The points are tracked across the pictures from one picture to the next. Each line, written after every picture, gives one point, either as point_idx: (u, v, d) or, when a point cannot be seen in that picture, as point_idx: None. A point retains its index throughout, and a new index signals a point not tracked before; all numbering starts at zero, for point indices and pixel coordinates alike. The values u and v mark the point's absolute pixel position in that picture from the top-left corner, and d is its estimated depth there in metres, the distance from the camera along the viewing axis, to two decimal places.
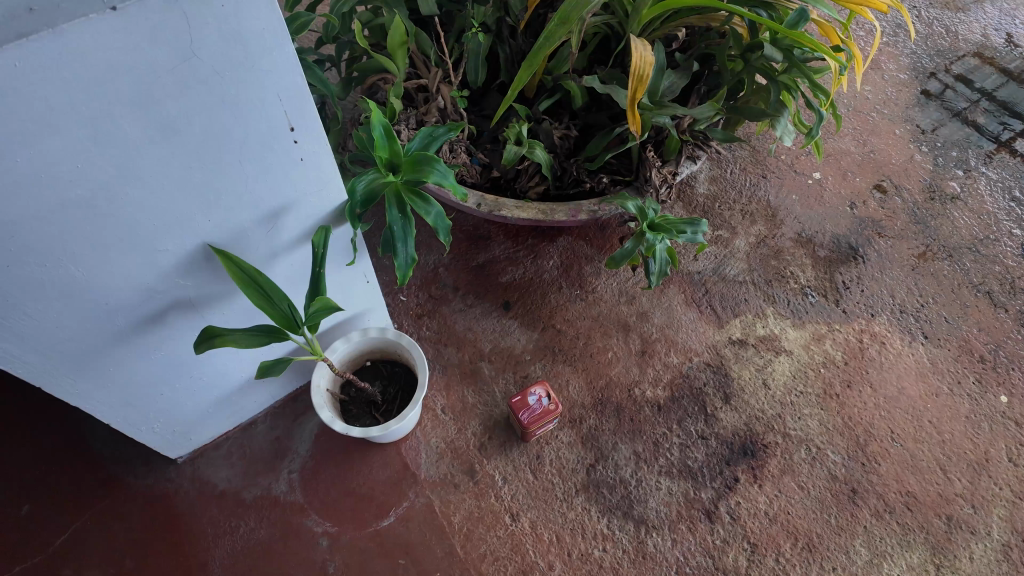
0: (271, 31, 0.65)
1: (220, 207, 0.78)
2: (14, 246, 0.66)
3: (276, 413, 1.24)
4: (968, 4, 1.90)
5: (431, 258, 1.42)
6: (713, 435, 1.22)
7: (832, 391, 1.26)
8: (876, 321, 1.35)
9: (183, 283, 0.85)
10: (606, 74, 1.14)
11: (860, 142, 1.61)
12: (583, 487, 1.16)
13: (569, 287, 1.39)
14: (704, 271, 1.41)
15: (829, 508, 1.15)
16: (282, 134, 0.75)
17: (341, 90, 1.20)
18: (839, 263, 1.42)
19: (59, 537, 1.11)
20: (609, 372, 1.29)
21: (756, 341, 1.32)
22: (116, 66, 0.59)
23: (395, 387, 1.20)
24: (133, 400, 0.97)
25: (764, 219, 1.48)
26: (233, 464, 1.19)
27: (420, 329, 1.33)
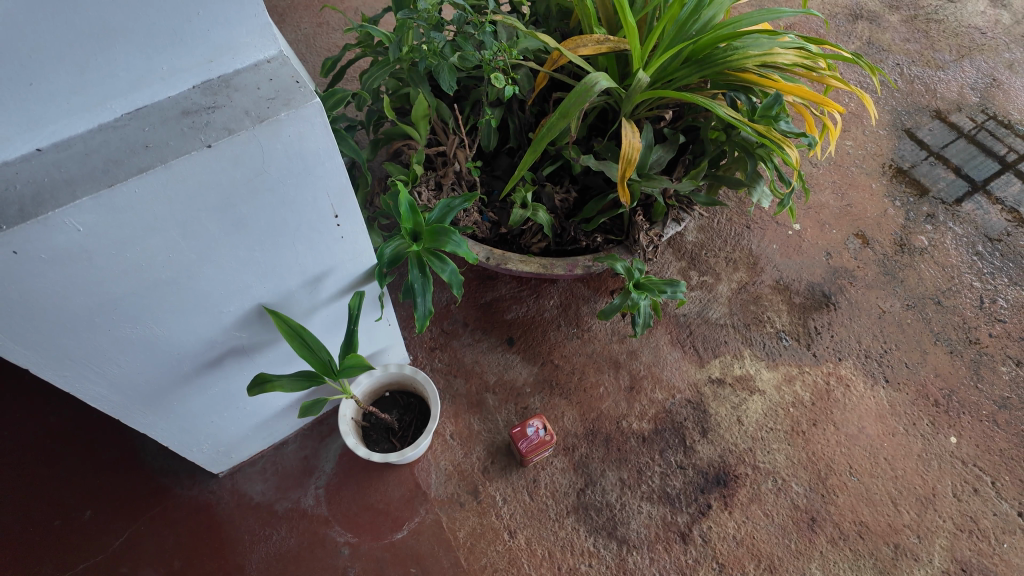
0: (325, 149, 0.81)
1: (274, 276, 0.95)
2: (115, 314, 0.83)
3: (304, 434, 1.41)
4: (948, 63, 2.04)
5: (444, 296, 1.58)
6: (690, 464, 1.37)
7: (799, 428, 1.41)
8: (843, 365, 1.50)
9: (239, 334, 1.02)
10: (602, 148, 1.29)
11: (838, 195, 1.76)
12: (573, 509, 1.32)
13: (567, 325, 1.55)
14: (689, 314, 1.57)
15: (790, 534, 1.30)
16: (328, 220, 0.92)
17: (370, 153, 1.36)
18: (812, 310, 1.57)
19: (117, 540, 1.28)
20: (600, 405, 1.45)
21: (733, 380, 1.48)
22: (206, 184, 0.75)
23: (410, 416, 1.36)
24: (188, 426, 1.14)
25: (746, 267, 1.63)
26: (266, 479, 1.35)
27: (433, 361, 1.49)
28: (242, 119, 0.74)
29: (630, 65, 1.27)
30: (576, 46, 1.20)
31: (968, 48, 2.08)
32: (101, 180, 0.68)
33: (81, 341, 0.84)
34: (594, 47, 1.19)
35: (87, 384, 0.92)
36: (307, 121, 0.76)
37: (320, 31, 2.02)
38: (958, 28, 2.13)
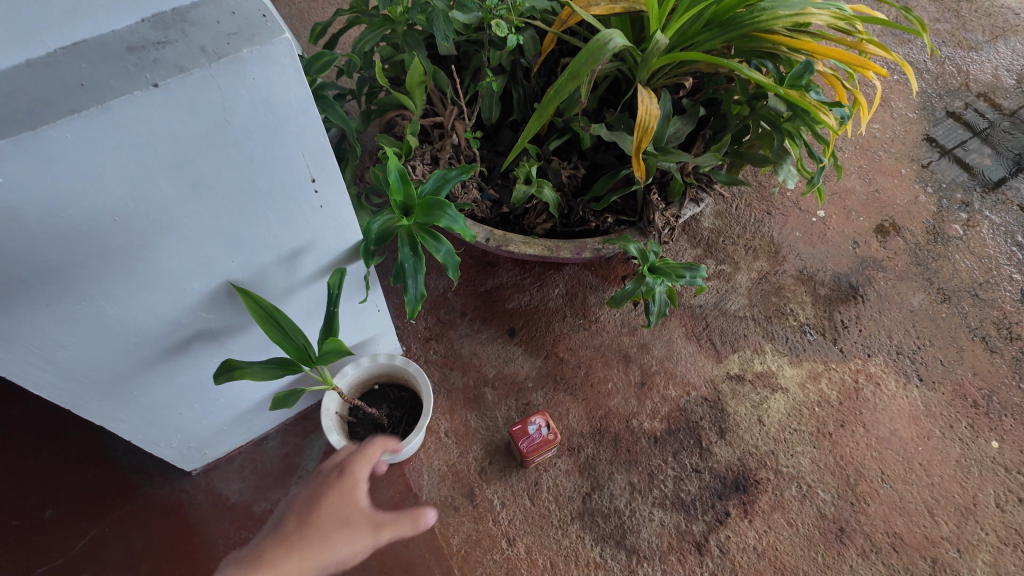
0: (299, 98, 0.70)
1: (243, 249, 0.84)
2: (56, 287, 0.72)
3: (287, 430, 1.29)
4: (981, 44, 1.92)
5: (440, 283, 1.47)
6: (707, 468, 1.25)
7: (826, 430, 1.30)
8: (872, 361, 1.38)
9: (206, 316, 0.90)
10: (614, 119, 1.18)
11: (865, 181, 1.64)
12: (578, 515, 1.21)
13: (572, 315, 1.44)
14: (705, 305, 1.45)
15: (816, 545, 1.18)
16: (305, 185, 0.81)
17: (361, 123, 1.25)
18: (838, 302, 1.46)
19: (80, 542, 1.17)
20: (608, 402, 1.33)
21: (753, 377, 1.36)
22: (156, 134, 0.64)
23: (401, 411, 1.23)
24: (153, 419, 1.03)
25: (767, 256, 1.52)
26: (244, 478, 1.24)
27: (428, 352, 1.39)
28: (197, 56, 0.62)
29: (646, 29, 1.16)
30: (588, 4, 1.08)
31: (1002, 28, 1.96)
32: (24, 123, 0.57)
33: (15, 318, 0.73)
34: (608, 6, 1.08)
35: (30, 369, 0.81)
36: (275, 63, 0.65)
37: (314, 4, 1.90)
38: (991, 7, 2.00)
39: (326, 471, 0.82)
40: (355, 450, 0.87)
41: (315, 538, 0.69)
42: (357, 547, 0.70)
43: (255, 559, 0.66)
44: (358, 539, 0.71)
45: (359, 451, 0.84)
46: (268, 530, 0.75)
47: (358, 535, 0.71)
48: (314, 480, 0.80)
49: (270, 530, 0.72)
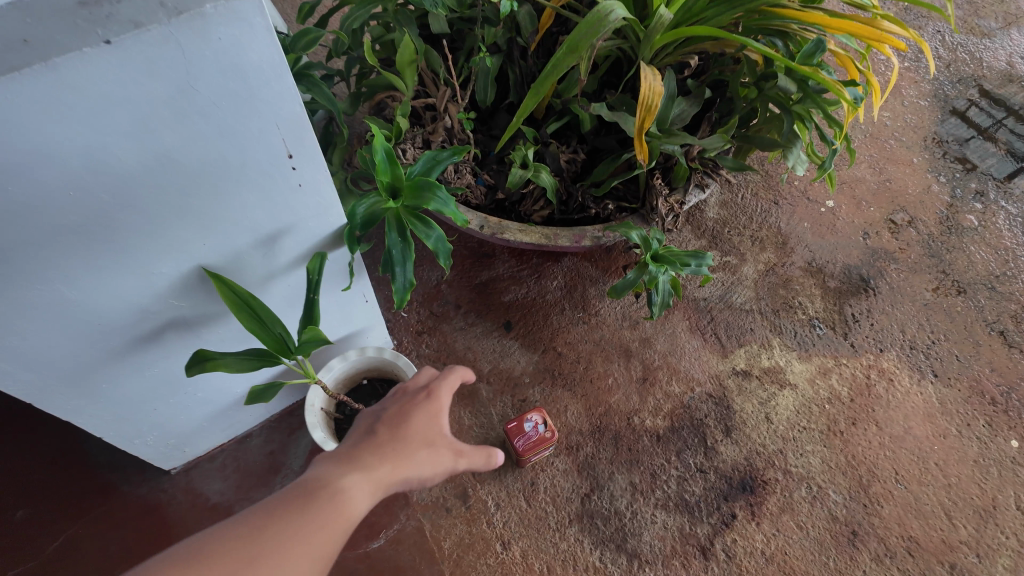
0: (271, 63, 0.65)
1: (216, 231, 0.78)
2: (7, 268, 0.66)
3: (271, 427, 1.23)
4: (994, 30, 1.85)
5: (434, 274, 1.41)
6: (712, 468, 1.19)
7: (837, 428, 1.23)
8: (885, 357, 1.32)
9: (178, 303, 0.84)
10: (616, 100, 1.12)
11: (876, 170, 1.58)
12: (577, 517, 1.15)
13: (571, 308, 1.38)
14: (710, 298, 1.39)
15: (827, 550, 1.12)
16: (281, 161, 0.75)
17: (349, 105, 1.19)
18: (849, 295, 1.40)
19: (51, 545, 1.11)
20: (609, 399, 1.27)
21: (760, 373, 1.30)
22: (111, 98, 0.58)
23: None
24: (126, 414, 0.97)
25: (774, 247, 1.46)
26: (226, 477, 1.18)
27: (420, 346, 1.33)
28: (157, 11, 0.55)
29: (648, 5, 1.10)
30: None
31: (1015, 15, 1.89)
32: None
33: None
34: None
35: None
36: (243, 21, 0.59)
37: None
38: None
39: (410, 388, 0.90)
40: (435, 371, 0.94)
41: (407, 454, 0.77)
42: (438, 466, 0.79)
43: (355, 460, 0.74)
44: (440, 462, 0.80)
45: (443, 374, 0.91)
46: (357, 429, 0.83)
47: (442, 458, 0.80)
48: (401, 393, 0.88)
49: (364, 433, 0.79)
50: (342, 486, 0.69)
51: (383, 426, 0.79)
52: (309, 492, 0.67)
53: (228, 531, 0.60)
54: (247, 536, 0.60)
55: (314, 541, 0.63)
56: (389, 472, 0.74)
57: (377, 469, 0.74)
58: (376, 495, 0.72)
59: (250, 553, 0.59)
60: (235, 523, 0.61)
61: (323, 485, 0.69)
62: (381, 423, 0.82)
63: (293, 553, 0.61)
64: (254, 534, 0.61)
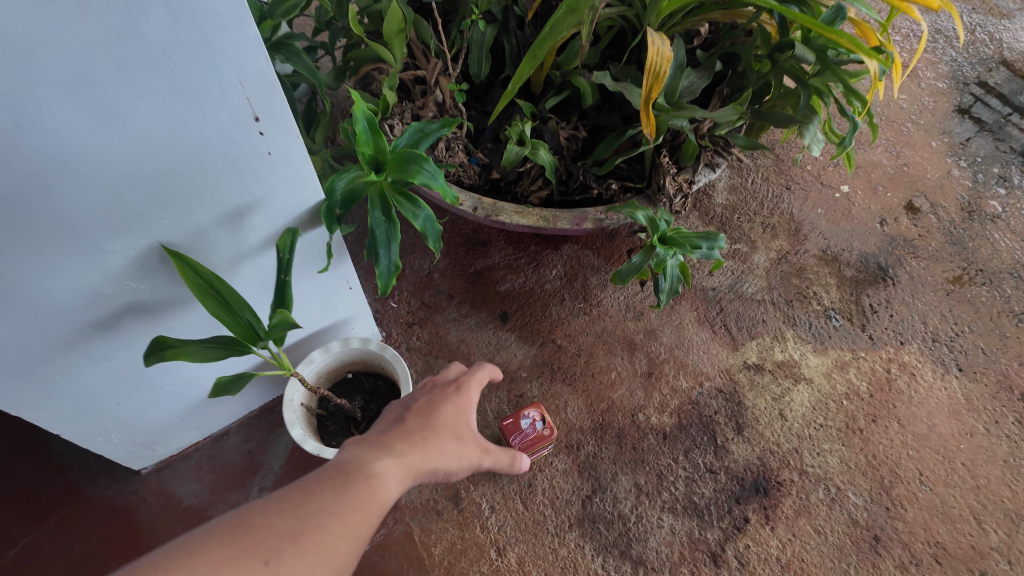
0: (229, 7, 0.56)
1: (175, 203, 0.70)
2: None
3: (250, 424, 1.15)
4: (1014, 10, 1.77)
5: (425, 263, 1.33)
6: (723, 468, 1.11)
7: (856, 425, 1.15)
8: (906, 350, 1.24)
9: (136, 287, 0.76)
10: (619, 71, 1.04)
11: (892, 154, 1.50)
12: (577, 521, 1.07)
13: (572, 299, 1.30)
14: (719, 287, 1.31)
15: (848, 557, 1.04)
16: (246, 124, 0.67)
17: (332, 79, 1.11)
18: (866, 284, 1.32)
19: (9, 551, 1.03)
20: (612, 395, 1.19)
21: (773, 366, 1.22)
22: (39, 41, 0.50)
23: (377, 403, 1.09)
24: (86, 410, 0.89)
25: (786, 234, 1.38)
26: (200, 478, 1.10)
27: (410, 338, 1.25)
28: None
29: None
30: None
31: None
32: None
33: None
34: None
35: None
36: None
37: None
38: None
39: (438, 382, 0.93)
40: (462, 368, 1.00)
41: (435, 444, 0.78)
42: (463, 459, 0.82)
43: (386, 445, 0.73)
44: (465, 454, 0.82)
45: (471, 371, 0.95)
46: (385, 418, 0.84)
47: (469, 451, 0.82)
48: (429, 386, 0.92)
49: (394, 422, 0.81)
50: (375, 470, 0.67)
51: (414, 414, 0.80)
52: (344, 473, 0.64)
53: (268, 506, 0.57)
54: (288, 512, 0.57)
55: (354, 521, 0.60)
56: (418, 459, 0.74)
57: (408, 456, 0.72)
58: (406, 481, 0.70)
59: (295, 528, 0.55)
60: (273, 500, 0.58)
61: (357, 467, 0.66)
62: (408, 412, 0.84)
63: (334, 531, 0.57)
64: (295, 512, 0.57)
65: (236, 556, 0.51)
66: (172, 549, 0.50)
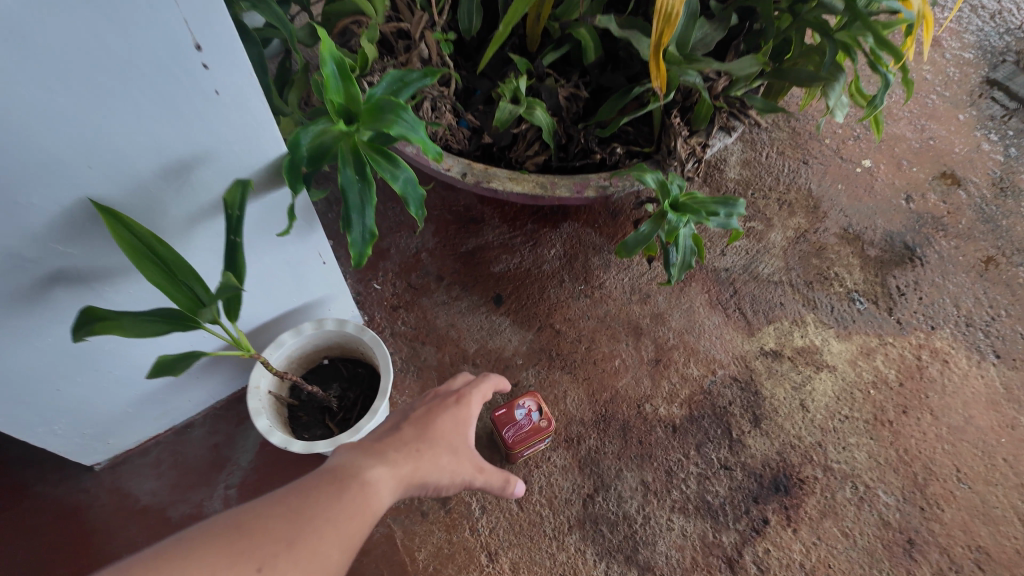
0: None
1: (103, 149, 0.59)
2: None
3: (216, 415, 1.04)
4: None
5: (412, 241, 1.22)
6: (739, 465, 1.01)
7: (885, 417, 1.05)
8: (938, 335, 1.13)
9: (65, 250, 0.65)
10: (625, 20, 0.92)
11: (917, 127, 1.39)
12: (578, 523, 0.96)
13: (572, 280, 1.19)
14: (732, 268, 1.20)
15: (879, 562, 0.94)
16: (185, 54, 0.56)
17: (307, 34, 1.00)
18: (892, 265, 1.21)
19: None
20: (615, 384, 1.08)
21: (793, 353, 1.11)
22: None
23: (355, 391, 0.98)
24: (20, 398, 0.78)
25: (804, 211, 1.28)
26: (160, 475, 0.99)
27: (395, 323, 1.14)
28: None
29: None
30: None
31: None
32: None
33: None
34: None
35: None
36: None
37: None
38: None
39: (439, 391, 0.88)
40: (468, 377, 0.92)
41: (430, 458, 0.74)
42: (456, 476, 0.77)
43: (380, 454, 0.71)
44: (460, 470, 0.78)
45: (477, 381, 0.89)
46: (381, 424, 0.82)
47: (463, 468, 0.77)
48: (428, 398, 0.85)
49: (390, 429, 0.78)
50: (368, 479, 0.65)
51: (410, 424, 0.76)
52: (339, 480, 0.63)
53: (265, 510, 0.57)
54: (284, 517, 0.57)
55: (347, 530, 0.59)
56: (410, 471, 0.71)
57: (403, 466, 0.70)
58: (398, 492, 0.68)
59: (289, 534, 0.55)
60: (270, 503, 0.58)
61: (352, 475, 0.65)
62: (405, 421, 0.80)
63: (328, 538, 0.57)
64: (291, 517, 0.57)
65: (232, 559, 0.51)
66: (173, 546, 0.51)
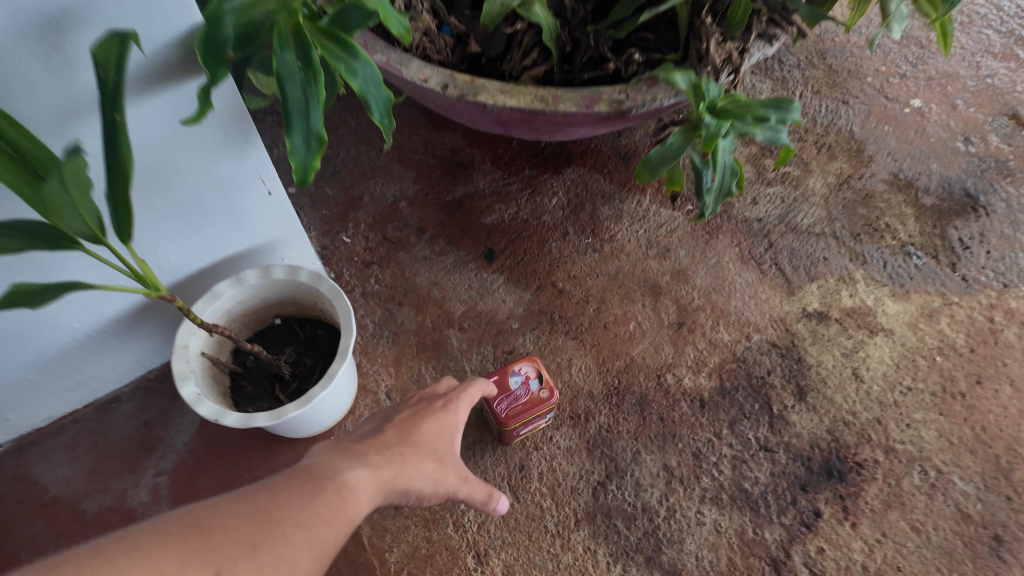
0: None
1: None
2: None
3: (148, 389, 0.86)
4: None
5: (389, 188, 1.04)
6: (783, 446, 0.83)
7: (955, 389, 0.87)
8: (1011, 294, 0.96)
9: None
10: None
11: (972, 64, 1.21)
12: (586, 517, 0.78)
13: (577, 232, 1.01)
14: (766, 218, 1.02)
15: (959, 564, 0.76)
16: None
17: None
18: (952, 214, 1.03)
19: None
20: (630, 351, 0.90)
21: (841, 315, 0.93)
22: None
23: (313, 356, 0.81)
24: None
25: (846, 155, 1.10)
26: (75, 460, 0.81)
27: (367, 281, 0.96)
28: None
29: None
30: None
31: None
32: None
33: None
34: None
35: None
36: None
37: None
38: None
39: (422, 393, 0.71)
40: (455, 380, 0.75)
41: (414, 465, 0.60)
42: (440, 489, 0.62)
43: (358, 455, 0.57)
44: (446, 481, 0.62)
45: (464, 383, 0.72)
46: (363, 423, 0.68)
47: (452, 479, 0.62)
48: (414, 395, 0.70)
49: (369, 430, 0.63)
50: (347, 480, 0.53)
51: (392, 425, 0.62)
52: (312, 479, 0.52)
53: (226, 505, 0.46)
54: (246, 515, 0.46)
55: (323, 536, 0.48)
56: (393, 478, 0.57)
57: (385, 470, 0.57)
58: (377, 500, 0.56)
59: (255, 534, 0.44)
60: (233, 499, 0.47)
61: (329, 474, 0.53)
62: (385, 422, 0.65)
63: (302, 543, 0.46)
64: (259, 516, 0.46)
65: (184, 559, 0.40)
66: (111, 542, 0.41)
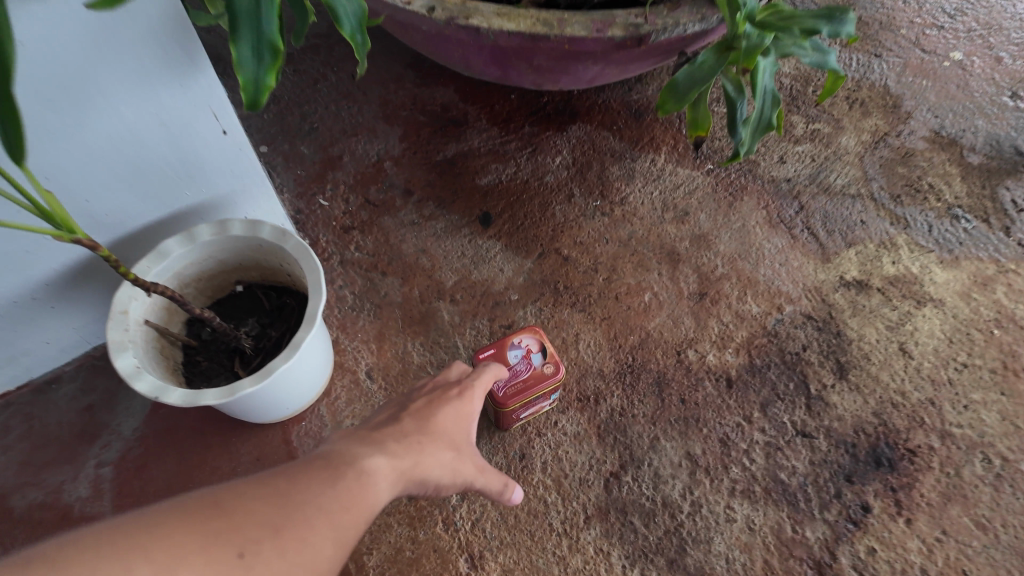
0: None
1: None
2: None
3: (93, 368, 0.75)
4: None
5: (372, 147, 0.93)
6: (823, 431, 0.72)
7: (1016, 366, 0.76)
8: None
9: None
10: None
11: (1015, 15, 1.10)
12: (598, 513, 0.68)
13: (583, 194, 0.90)
14: (794, 178, 0.91)
15: None
16: None
17: None
18: (1003, 174, 0.92)
19: None
20: (646, 325, 0.79)
21: (884, 284, 0.82)
22: None
23: (280, 328, 0.70)
24: None
25: (881, 111, 0.99)
26: (5, 449, 0.70)
27: (346, 248, 0.85)
28: None
29: None
30: None
31: None
32: None
33: None
34: None
35: None
36: None
37: None
38: None
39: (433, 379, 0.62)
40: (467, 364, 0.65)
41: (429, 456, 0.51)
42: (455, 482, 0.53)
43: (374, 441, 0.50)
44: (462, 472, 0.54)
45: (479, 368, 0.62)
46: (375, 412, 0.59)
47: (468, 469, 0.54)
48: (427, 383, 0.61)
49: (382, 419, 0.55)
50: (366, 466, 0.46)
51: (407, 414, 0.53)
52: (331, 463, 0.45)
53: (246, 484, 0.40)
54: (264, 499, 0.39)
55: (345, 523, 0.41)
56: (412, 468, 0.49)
57: (404, 458, 0.49)
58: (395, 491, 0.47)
59: (278, 517, 0.38)
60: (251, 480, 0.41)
61: (348, 459, 0.46)
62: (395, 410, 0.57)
63: (324, 529, 0.40)
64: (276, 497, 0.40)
65: (204, 541, 0.35)
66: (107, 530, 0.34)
